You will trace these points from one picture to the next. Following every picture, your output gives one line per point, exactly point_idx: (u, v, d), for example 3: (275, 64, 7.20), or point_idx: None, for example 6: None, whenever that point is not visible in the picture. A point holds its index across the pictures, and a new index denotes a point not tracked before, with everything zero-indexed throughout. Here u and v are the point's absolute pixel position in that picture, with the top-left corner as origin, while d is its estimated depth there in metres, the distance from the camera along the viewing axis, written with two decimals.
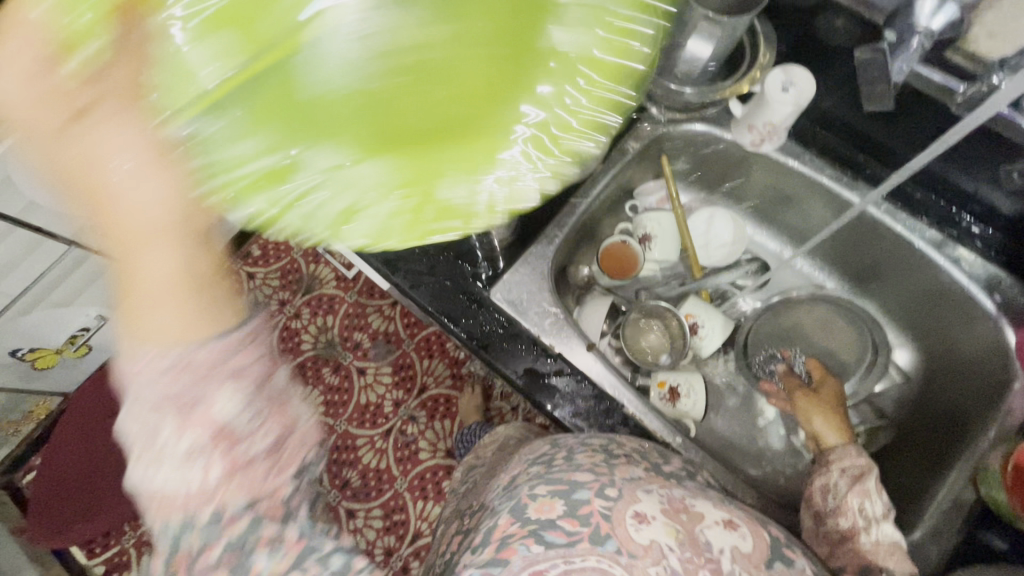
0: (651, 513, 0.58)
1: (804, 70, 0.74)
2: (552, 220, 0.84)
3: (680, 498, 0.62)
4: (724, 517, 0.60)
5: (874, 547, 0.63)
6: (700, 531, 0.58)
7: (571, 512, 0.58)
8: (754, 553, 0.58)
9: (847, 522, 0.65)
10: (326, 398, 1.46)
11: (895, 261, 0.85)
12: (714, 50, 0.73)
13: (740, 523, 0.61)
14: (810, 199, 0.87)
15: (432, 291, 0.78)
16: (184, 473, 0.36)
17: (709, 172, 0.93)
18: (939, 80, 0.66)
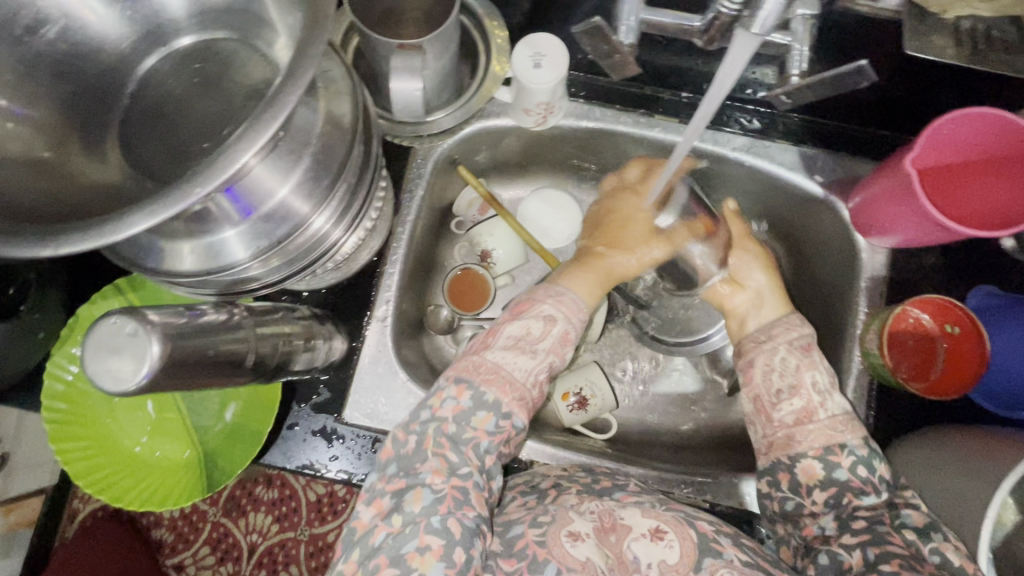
0: (585, 530, 0.57)
1: (545, 34, 0.65)
2: (375, 297, 0.73)
3: (611, 508, 0.60)
4: (651, 526, 0.57)
5: (830, 424, 0.62)
6: (627, 547, 0.56)
7: (510, 551, 0.58)
8: (681, 560, 0.55)
9: (801, 402, 0.63)
10: (275, 515, 1.26)
11: (722, 177, 0.81)
12: (436, 70, 0.63)
13: (669, 528, 0.57)
14: (619, 148, 0.80)
15: (285, 451, 0.69)
16: (436, 468, 0.56)
17: (511, 161, 0.86)
18: (672, 20, 0.57)
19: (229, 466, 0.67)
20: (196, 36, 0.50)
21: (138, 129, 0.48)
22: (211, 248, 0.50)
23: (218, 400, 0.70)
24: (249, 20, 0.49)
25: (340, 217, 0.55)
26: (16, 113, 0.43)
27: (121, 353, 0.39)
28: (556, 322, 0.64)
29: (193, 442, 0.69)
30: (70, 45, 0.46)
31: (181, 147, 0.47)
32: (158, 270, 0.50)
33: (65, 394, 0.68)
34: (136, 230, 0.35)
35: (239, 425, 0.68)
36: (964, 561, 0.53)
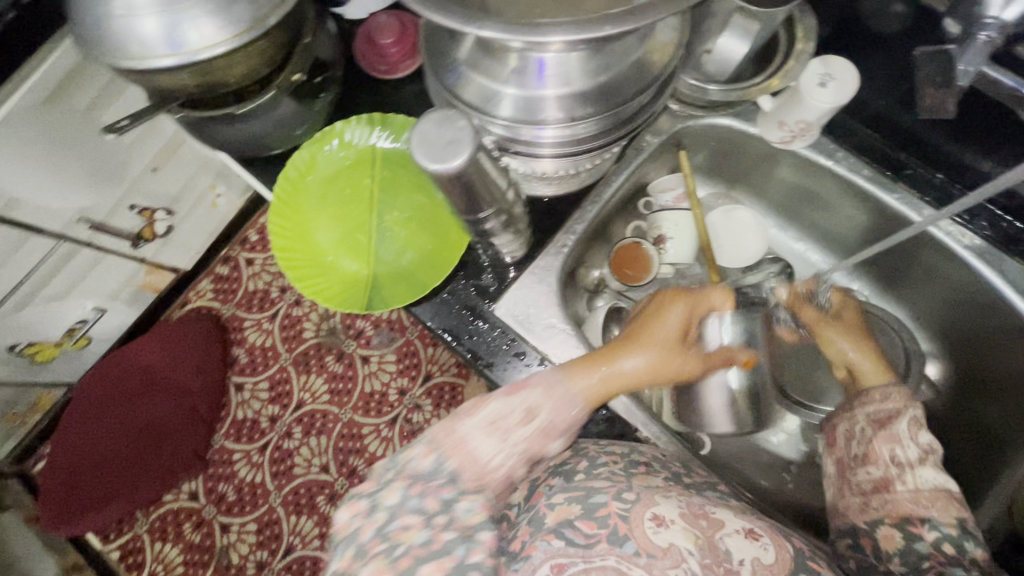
0: (670, 515, 0.57)
1: (843, 60, 0.67)
2: (563, 226, 0.78)
3: (700, 504, 0.60)
4: (744, 526, 0.58)
5: (911, 495, 0.61)
6: (719, 539, 0.56)
7: (589, 514, 0.58)
8: (777, 563, 0.56)
9: (877, 471, 0.63)
10: None
11: (929, 273, 0.79)
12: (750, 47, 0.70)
13: (762, 532, 0.58)
14: (840, 200, 0.82)
15: (437, 310, 0.75)
16: (417, 465, 0.57)
17: (728, 168, 0.89)
18: (1010, 84, 0.57)
19: (392, 298, 0.75)
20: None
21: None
22: (490, 97, 0.58)
23: (404, 240, 0.78)
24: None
25: (577, 138, 0.61)
26: None
27: (445, 137, 0.45)
28: (536, 410, 0.59)
29: (369, 265, 0.78)
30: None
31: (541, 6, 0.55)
32: (452, 88, 0.59)
33: (294, 182, 0.80)
34: (551, 40, 0.47)
35: (414, 266, 0.76)
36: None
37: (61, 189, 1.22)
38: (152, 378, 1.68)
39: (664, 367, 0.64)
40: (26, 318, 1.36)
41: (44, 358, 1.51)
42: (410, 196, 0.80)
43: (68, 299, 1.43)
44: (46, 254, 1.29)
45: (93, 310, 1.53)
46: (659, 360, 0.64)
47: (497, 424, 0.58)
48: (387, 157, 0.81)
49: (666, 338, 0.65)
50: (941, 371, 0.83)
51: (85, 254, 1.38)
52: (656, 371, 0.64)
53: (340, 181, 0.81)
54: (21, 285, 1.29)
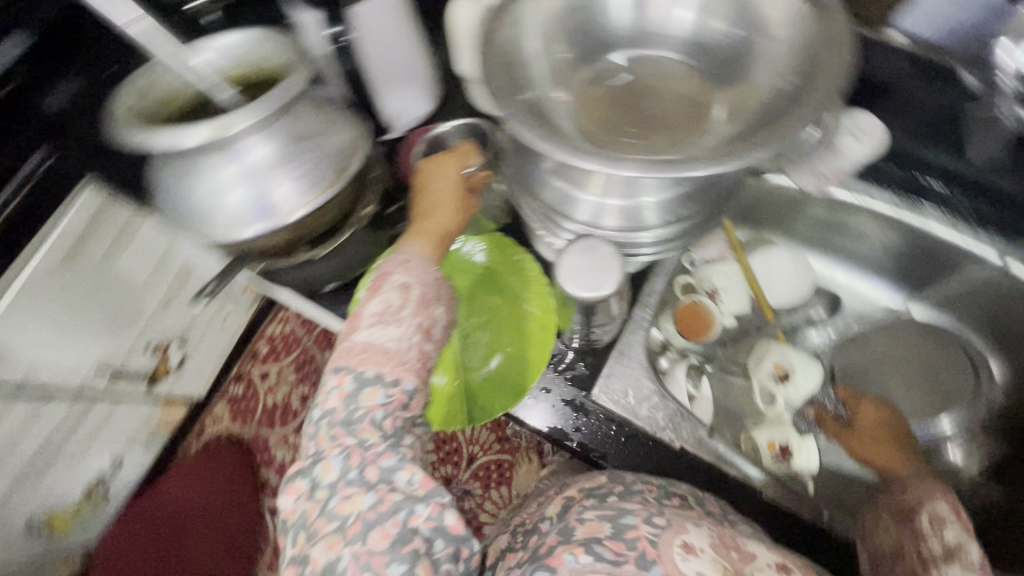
0: (700, 544, 0.55)
1: (869, 116, 0.74)
2: (637, 298, 0.81)
3: (733, 536, 0.58)
4: (776, 560, 0.56)
5: None
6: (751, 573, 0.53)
7: (617, 533, 0.56)
8: None
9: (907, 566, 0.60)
10: None
11: (968, 277, 0.86)
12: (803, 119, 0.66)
13: (794, 566, 0.56)
14: (873, 225, 0.89)
15: (535, 409, 0.75)
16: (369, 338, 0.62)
17: (762, 216, 0.96)
18: None
19: (490, 407, 0.75)
20: (680, 56, 0.61)
21: (613, 97, 0.61)
22: (572, 201, 0.61)
23: (490, 346, 0.79)
24: (735, 53, 0.57)
25: (661, 239, 0.64)
26: (546, 61, 0.57)
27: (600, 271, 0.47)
28: (409, 286, 0.65)
29: (458, 376, 0.78)
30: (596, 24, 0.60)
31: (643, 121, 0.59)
32: (541, 180, 0.62)
33: None
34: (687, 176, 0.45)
35: (506, 371, 0.77)
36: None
37: (79, 347, 1.16)
38: (180, 521, 1.57)
39: (453, 224, 0.73)
40: (42, 489, 1.26)
41: (62, 529, 1.39)
42: (488, 300, 0.82)
43: (85, 458, 1.34)
44: (63, 418, 1.21)
45: (111, 462, 1.43)
46: (451, 209, 0.73)
47: (372, 359, 0.61)
48: (464, 270, 0.84)
49: (457, 192, 0.74)
50: (1002, 369, 0.88)
51: (100, 408, 1.30)
52: (461, 210, 0.74)
53: None
54: (36, 456, 1.20)
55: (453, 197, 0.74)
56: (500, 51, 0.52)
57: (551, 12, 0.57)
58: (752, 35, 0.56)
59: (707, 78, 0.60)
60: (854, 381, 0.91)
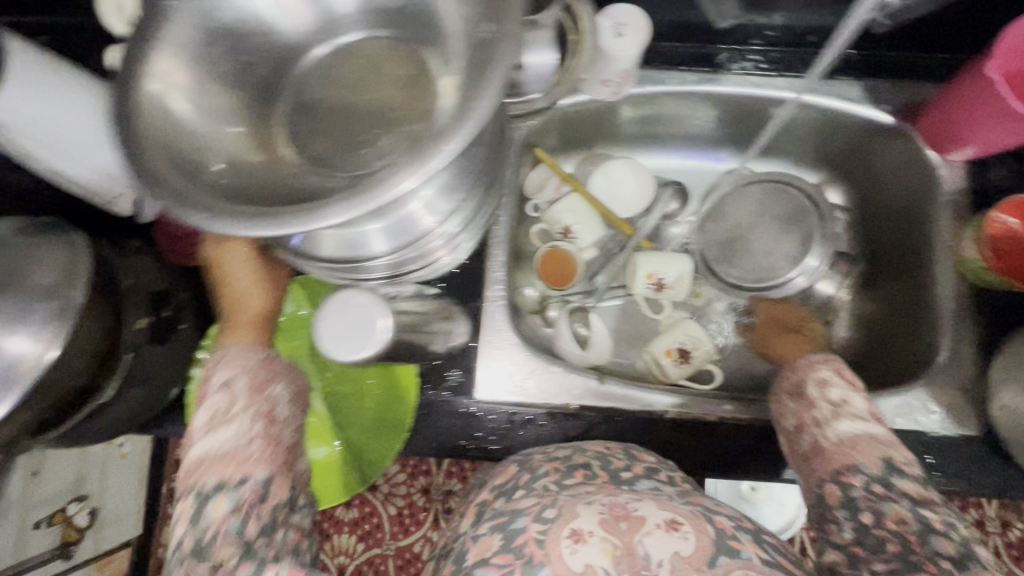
0: (588, 527, 0.52)
1: (624, 5, 0.68)
2: (486, 278, 0.75)
3: (623, 501, 0.55)
4: (666, 517, 0.53)
5: (840, 446, 0.58)
6: (638, 542, 0.51)
7: (505, 545, 0.54)
8: (697, 554, 0.51)
9: (807, 438, 0.61)
10: (359, 534, 1.24)
11: (789, 121, 0.85)
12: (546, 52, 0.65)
13: (683, 520, 0.53)
14: (689, 107, 0.85)
15: (426, 435, 0.72)
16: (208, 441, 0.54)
17: (583, 134, 0.90)
18: None
19: (375, 460, 0.69)
20: (364, 31, 0.53)
21: (319, 118, 0.51)
22: (346, 243, 0.51)
23: (354, 396, 0.72)
24: (418, 22, 0.51)
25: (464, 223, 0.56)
26: (222, 120, 0.48)
27: (361, 323, 0.49)
28: (237, 382, 0.56)
29: (332, 442, 0.71)
30: (259, 29, 0.49)
31: (349, 131, 0.50)
32: (303, 246, 0.52)
33: None
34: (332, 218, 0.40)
35: (379, 416, 0.70)
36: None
37: None
38: None
39: (268, 306, 0.64)
40: None
41: None
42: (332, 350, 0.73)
43: None
44: None
45: None
46: (258, 293, 0.64)
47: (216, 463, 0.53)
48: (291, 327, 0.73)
49: (260, 265, 0.65)
50: (843, 193, 0.91)
51: None
52: (267, 283, 0.65)
53: None
54: None
55: (254, 281, 0.64)
56: (159, 141, 0.43)
57: (190, 54, 0.46)
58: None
59: (402, 38, 0.52)
60: (722, 258, 0.90)
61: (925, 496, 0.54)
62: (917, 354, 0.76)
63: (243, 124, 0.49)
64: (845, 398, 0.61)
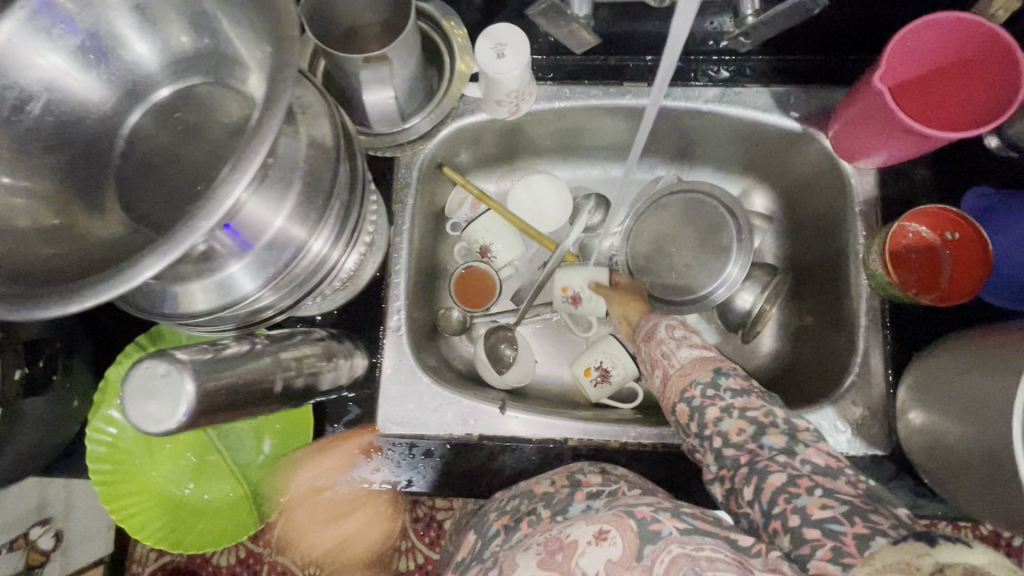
0: (528, 572, 0.44)
1: (503, 25, 0.66)
2: (386, 305, 0.74)
3: (560, 530, 0.45)
4: (595, 532, 0.44)
5: (681, 372, 0.60)
6: (574, 566, 0.42)
7: None
8: (626, 554, 0.43)
9: (658, 375, 0.63)
10: None
11: (702, 130, 0.81)
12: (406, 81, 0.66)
13: (612, 529, 0.44)
14: (600, 120, 0.81)
15: (329, 471, 0.71)
16: None
17: (494, 153, 0.87)
18: None
19: (277, 496, 0.69)
20: (173, 86, 0.50)
21: (134, 178, 0.48)
22: (221, 285, 0.53)
23: (258, 434, 0.72)
24: (216, 59, 0.48)
25: (336, 237, 0.57)
26: (20, 188, 0.44)
27: (159, 397, 0.41)
28: None
29: (237, 480, 0.71)
30: (58, 117, 0.46)
31: (178, 192, 0.47)
32: (177, 314, 0.53)
33: (111, 456, 0.70)
34: (148, 275, 0.38)
35: (281, 451, 0.71)
36: (827, 460, 0.51)
37: None
38: None
39: None
40: None
41: None
42: None
43: None
44: None
45: None
46: None
47: None
48: None
49: None
50: (769, 197, 0.87)
51: None
52: None
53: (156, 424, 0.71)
54: None
55: None
56: None
57: None
58: (215, 35, 0.47)
59: (214, 74, 0.49)
60: (648, 267, 0.86)
61: (750, 386, 0.58)
62: (836, 364, 0.74)
63: (46, 190, 0.45)
64: (686, 334, 0.64)
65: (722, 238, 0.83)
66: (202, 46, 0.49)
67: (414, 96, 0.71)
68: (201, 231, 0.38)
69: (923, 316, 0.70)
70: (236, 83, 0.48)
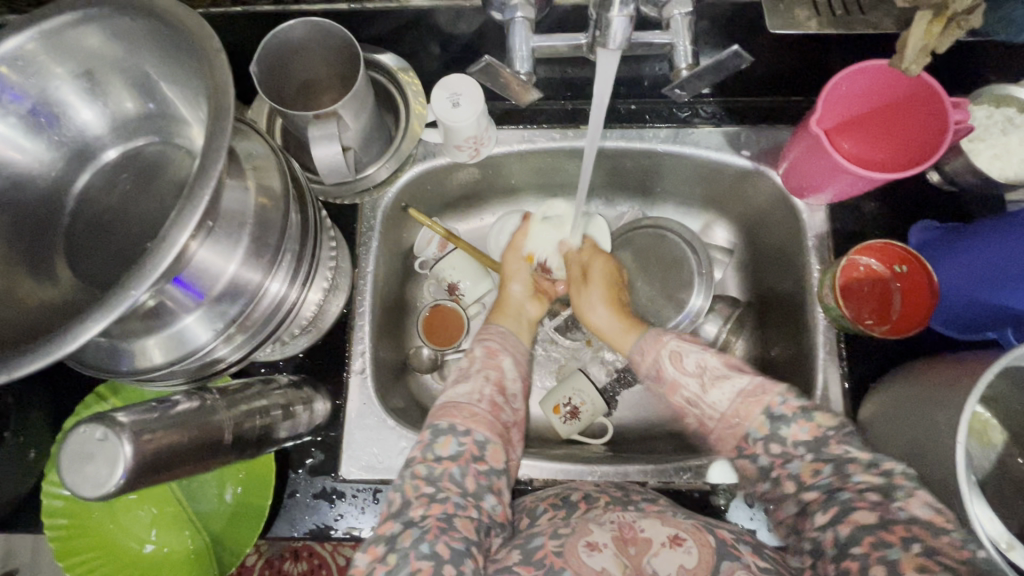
0: (603, 539, 0.55)
1: (458, 76, 0.69)
2: (350, 347, 0.75)
3: (630, 521, 0.57)
4: (669, 534, 0.55)
5: (724, 415, 0.62)
6: (647, 562, 0.54)
7: (525, 559, 0.55)
8: (701, 565, 0.53)
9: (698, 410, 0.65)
10: None
11: (659, 167, 0.83)
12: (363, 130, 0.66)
13: (686, 535, 0.55)
14: (560, 161, 0.83)
15: (292, 519, 0.70)
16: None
17: (461, 194, 0.88)
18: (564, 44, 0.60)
19: (237, 548, 0.67)
20: (121, 147, 0.52)
21: (85, 238, 0.50)
22: (173, 338, 0.53)
23: (219, 484, 0.70)
24: (165, 121, 0.51)
25: (292, 282, 0.58)
26: None
27: (95, 459, 0.41)
28: None
29: (199, 532, 0.69)
30: (6, 179, 0.48)
31: (125, 253, 0.49)
32: (132, 370, 0.53)
33: (68, 511, 0.68)
34: (83, 338, 0.39)
35: (242, 503, 0.69)
36: (932, 515, 0.50)
37: None
38: None
39: None
40: None
41: None
42: None
43: None
44: None
45: None
46: None
47: None
48: None
49: None
50: (729, 230, 0.89)
51: None
52: None
53: None
54: None
55: None
56: None
57: None
58: (161, 101, 0.50)
59: (165, 133, 0.51)
60: None
61: (822, 430, 0.57)
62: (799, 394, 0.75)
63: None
64: (702, 363, 0.66)
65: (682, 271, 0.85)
66: (148, 110, 0.51)
67: (372, 143, 0.72)
68: (142, 285, 0.39)
69: (878, 345, 0.72)
70: (188, 141, 0.50)
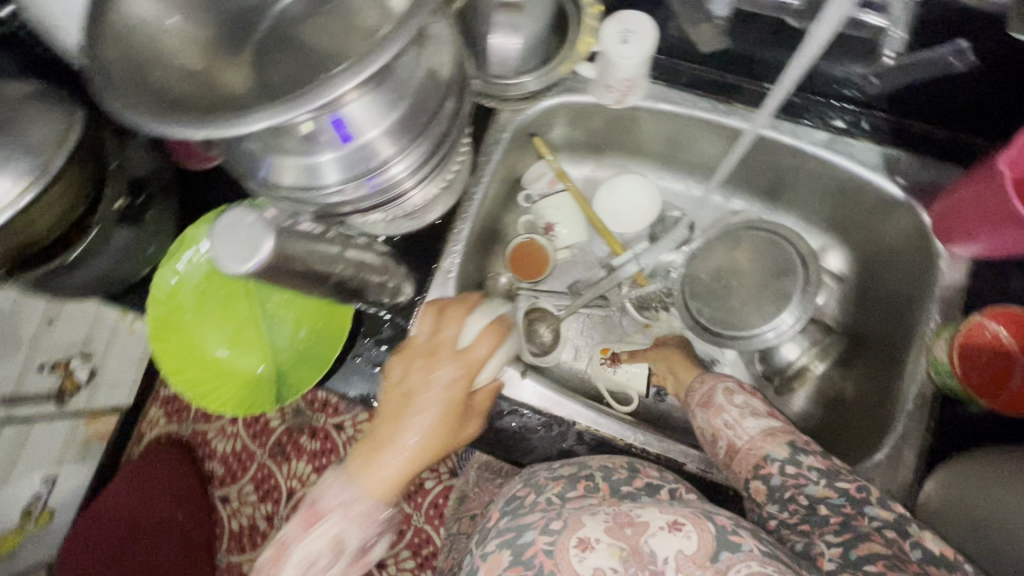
0: (595, 535, 0.52)
1: (637, 12, 0.69)
2: (445, 247, 0.77)
3: (626, 510, 0.54)
4: (669, 519, 0.53)
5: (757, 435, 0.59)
6: (643, 542, 0.52)
7: (515, 559, 0.54)
8: (700, 551, 0.51)
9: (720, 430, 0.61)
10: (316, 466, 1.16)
11: (799, 172, 0.79)
12: None
13: (686, 520, 0.53)
14: (699, 134, 0.80)
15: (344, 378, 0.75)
16: None
17: (587, 137, 0.87)
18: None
19: (296, 385, 0.73)
20: None
21: (274, 53, 0.54)
22: (309, 169, 0.57)
23: (296, 326, 0.76)
24: None
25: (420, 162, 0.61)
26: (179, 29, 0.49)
27: (240, 240, 0.45)
28: None
29: (267, 360, 0.76)
30: None
31: (304, 75, 0.53)
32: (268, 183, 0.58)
33: (166, 302, 0.76)
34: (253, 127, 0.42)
35: (312, 348, 0.74)
36: (943, 547, 0.51)
37: None
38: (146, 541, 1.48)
39: None
40: None
41: None
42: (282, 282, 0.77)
43: None
44: None
45: None
46: None
47: None
48: None
49: None
50: (844, 259, 0.85)
51: None
52: None
53: (213, 287, 0.78)
54: None
55: None
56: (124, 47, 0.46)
57: None
58: None
59: None
60: (702, 293, 0.84)
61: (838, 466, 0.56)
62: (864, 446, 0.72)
63: (200, 39, 0.51)
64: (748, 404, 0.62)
65: (785, 282, 0.81)
66: None
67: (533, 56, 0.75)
68: (304, 106, 0.42)
69: (970, 419, 0.67)
70: None
